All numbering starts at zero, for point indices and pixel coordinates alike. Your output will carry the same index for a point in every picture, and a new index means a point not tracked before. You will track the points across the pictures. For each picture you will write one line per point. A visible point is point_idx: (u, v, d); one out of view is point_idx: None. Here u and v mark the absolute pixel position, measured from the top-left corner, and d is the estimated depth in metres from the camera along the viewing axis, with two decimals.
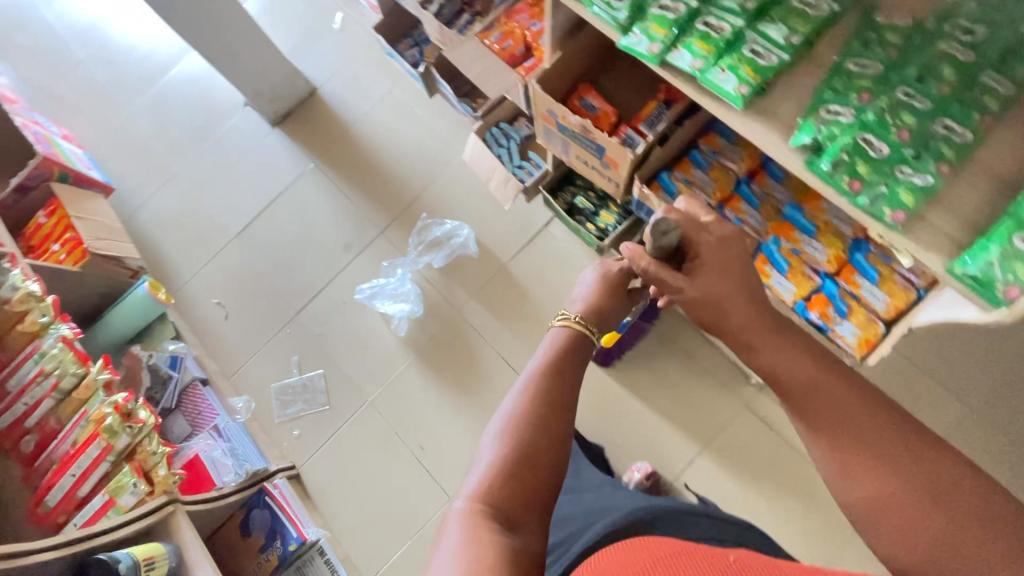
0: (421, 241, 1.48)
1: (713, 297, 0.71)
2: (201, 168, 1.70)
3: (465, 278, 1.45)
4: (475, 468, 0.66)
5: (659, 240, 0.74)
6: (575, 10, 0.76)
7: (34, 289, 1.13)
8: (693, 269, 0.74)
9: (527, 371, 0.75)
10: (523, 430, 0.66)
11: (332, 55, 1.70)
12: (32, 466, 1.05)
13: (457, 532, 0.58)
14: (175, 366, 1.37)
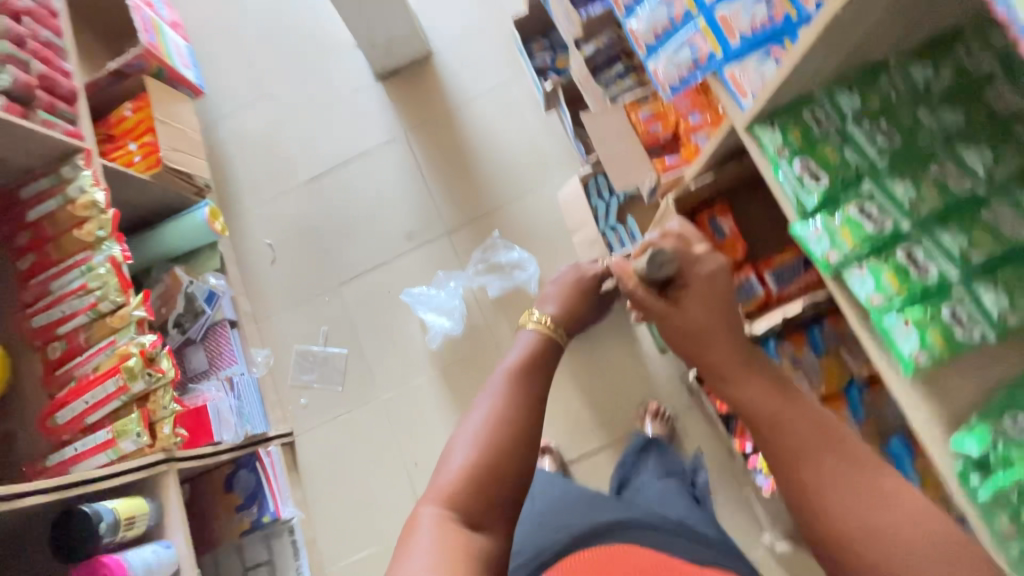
0: (484, 259, 1.41)
1: (699, 334, 0.62)
2: (294, 95, 1.62)
3: (514, 314, 1.37)
4: (443, 468, 0.57)
5: (653, 267, 0.64)
6: (760, 165, 0.71)
7: (99, 199, 1.11)
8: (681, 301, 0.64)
9: (500, 368, 0.67)
10: (503, 432, 0.59)
11: (462, 23, 1.56)
12: (53, 372, 1.07)
13: (428, 542, 0.51)
14: (212, 302, 1.35)
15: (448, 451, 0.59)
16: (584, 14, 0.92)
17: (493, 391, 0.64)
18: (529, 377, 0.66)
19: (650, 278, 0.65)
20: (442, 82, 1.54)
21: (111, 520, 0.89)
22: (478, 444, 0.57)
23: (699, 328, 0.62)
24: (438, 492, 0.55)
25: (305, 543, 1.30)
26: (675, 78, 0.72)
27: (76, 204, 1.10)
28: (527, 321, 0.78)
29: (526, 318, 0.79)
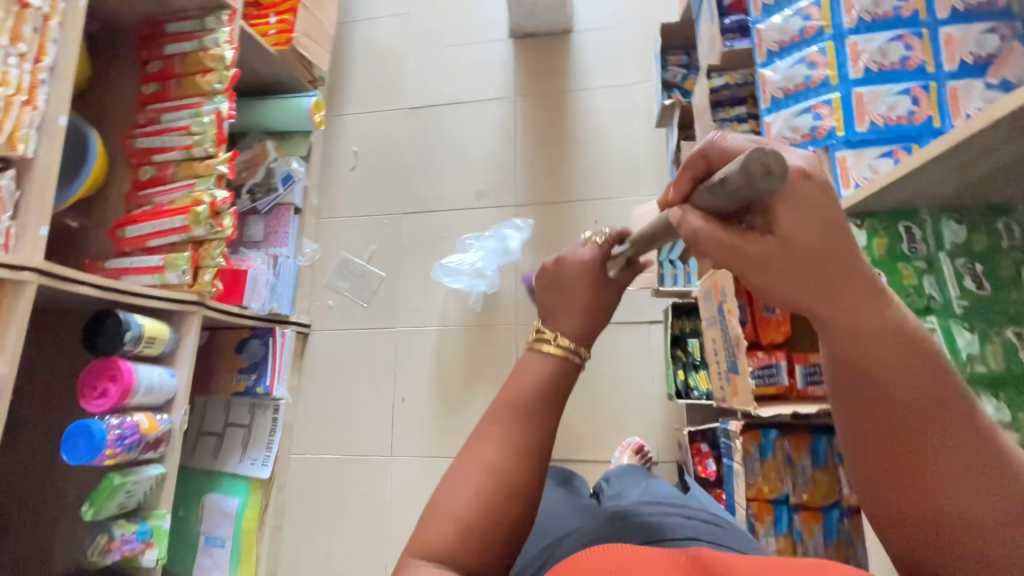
0: (507, 230, 1.44)
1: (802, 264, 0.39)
2: (430, 22, 1.65)
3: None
4: (429, 516, 0.55)
5: (749, 168, 0.38)
6: None
7: (227, 56, 1.20)
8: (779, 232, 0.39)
9: (500, 402, 0.62)
10: (503, 492, 0.55)
11: (611, 11, 1.54)
12: (136, 191, 1.18)
13: None
14: (287, 183, 1.44)
15: (434, 506, 0.55)
16: (728, 44, 0.89)
17: (492, 438, 0.58)
18: (534, 406, 0.60)
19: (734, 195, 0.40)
20: (569, 61, 1.53)
21: (136, 332, 0.99)
22: (477, 498, 0.54)
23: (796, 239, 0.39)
24: (423, 543, 0.53)
25: (284, 426, 1.41)
26: (787, 140, 0.74)
27: (207, 54, 1.20)
28: (539, 345, 0.65)
29: (536, 337, 0.67)
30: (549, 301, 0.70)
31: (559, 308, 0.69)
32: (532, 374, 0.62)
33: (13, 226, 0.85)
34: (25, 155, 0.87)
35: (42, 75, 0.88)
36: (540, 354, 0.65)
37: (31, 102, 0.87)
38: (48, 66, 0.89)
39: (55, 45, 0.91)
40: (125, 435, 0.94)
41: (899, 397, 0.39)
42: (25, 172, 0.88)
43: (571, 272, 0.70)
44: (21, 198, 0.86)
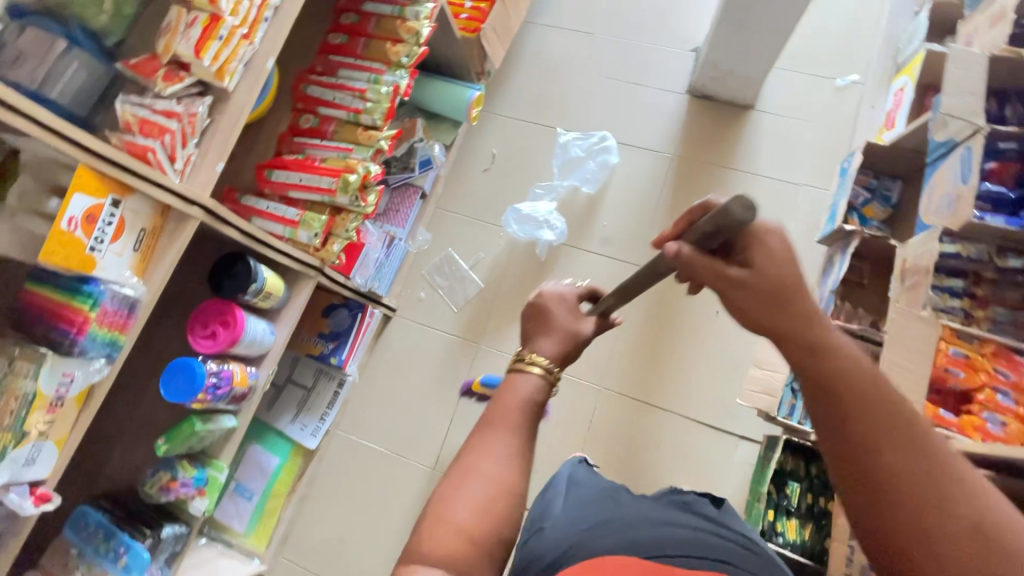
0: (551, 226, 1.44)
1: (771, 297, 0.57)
2: (610, 50, 1.58)
3: (624, 372, 1.31)
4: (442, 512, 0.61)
5: (733, 214, 0.54)
6: None
7: (422, 34, 1.16)
8: (741, 285, 0.58)
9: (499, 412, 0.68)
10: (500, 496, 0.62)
11: (803, 102, 1.44)
12: (292, 136, 1.16)
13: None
14: (423, 168, 1.39)
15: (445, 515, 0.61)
16: (976, 215, 0.80)
17: (493, 456, 0.65)
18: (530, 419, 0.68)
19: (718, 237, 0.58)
20: (741, 138, 1.45)
21: (259, 286, 0.97)
22: (475, 506, 0.61)
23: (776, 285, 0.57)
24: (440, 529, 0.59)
25: (341, 401, 1.38)
26: None
27: (404, 25, 1.16)
28: (522, 363, 0.71)
29: (517, 360, 0.72)
30: (530, 330, 0.76)
31: (541, 335, 0.74)
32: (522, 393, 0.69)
33: (193, 154, 0.82)
34: (226, 87, 0.85)
35: (267, 12, 0.86)
36: (525, 373, 0.70)
37: (249, 36, 0.85)
38: (273, 6, 0.87)
39: None
40: (219, 384, 0.92)
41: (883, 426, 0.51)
42: (219, 102, 0.85)
43: (550, 302, 0.77)
44: (208, 126, 0.84)
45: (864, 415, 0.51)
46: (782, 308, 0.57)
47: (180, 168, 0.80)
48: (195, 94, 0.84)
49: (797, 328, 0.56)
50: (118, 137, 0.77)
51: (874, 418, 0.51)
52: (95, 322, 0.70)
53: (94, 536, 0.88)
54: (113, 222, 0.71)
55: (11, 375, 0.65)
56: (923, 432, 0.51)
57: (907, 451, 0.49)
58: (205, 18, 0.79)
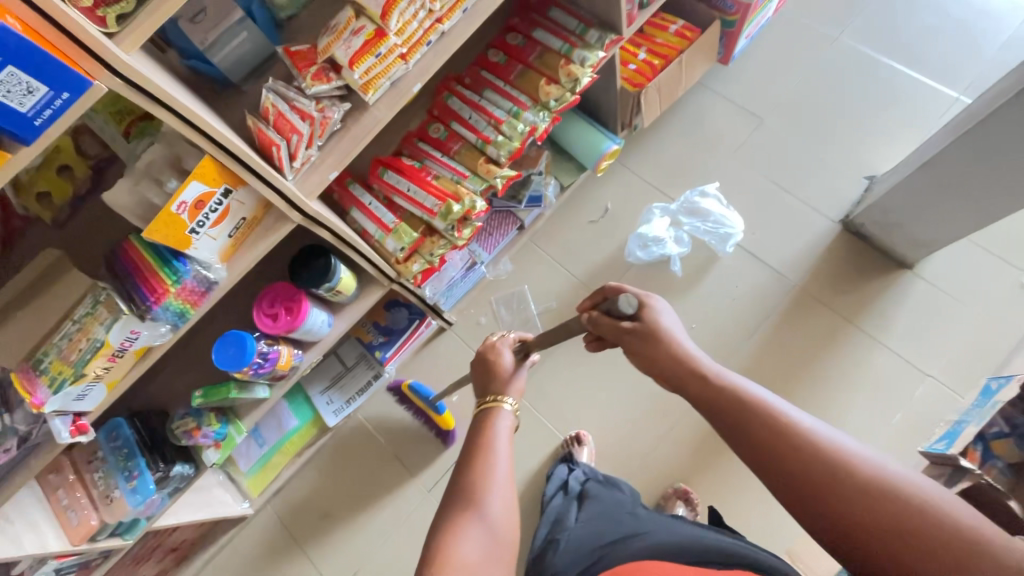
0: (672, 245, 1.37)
1: (651, 342, 0.69)
2: (774, 143, 1.42)
3: (648, 483, 1.25)
4: None
5: (619, 306, 0.71)
6: None
7: (580, 82, 1.10)
8: (632, 345, 0.71)
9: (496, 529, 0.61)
10: None
11: (970, 283, 1.24)
12: (417, 139, 1.15)
13: None
14: (530, 203, 1.34)
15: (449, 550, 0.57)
16: None
17: None
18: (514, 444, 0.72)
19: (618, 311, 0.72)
20: (879, 295, 1.27)
21: (332, 285, 0.98)
22: None
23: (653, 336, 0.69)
24: None
25: (372, 392, 1.40)
26: None
27: (566, 66, 1.10)
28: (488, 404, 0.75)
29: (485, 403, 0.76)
30: (483, 381, 0.81)
31: (488, 383, 0.79)
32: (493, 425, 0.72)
33: (314, 156, 0.83)
34: (367, 99, 0.84)
35: (432, 36, 0.84)
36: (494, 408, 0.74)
37: (406, 56, 0.83)
38: (441, 31, 0.84)
39: (461, 14, 0.85)
40: (263, 364, 0.95)
41: (789, 455, 0.56)
42: (355, 110, 0.85)
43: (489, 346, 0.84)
44: (337, 131, 0.84)
45: (780, 455, 0.56)
46: (673, 355, 0.68)
47: (296, 167, 0.81)
48: (337, 97, 0.84)
49: (713, 399, 0.63)
50: (253, 122, 0.79)
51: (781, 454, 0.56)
52: (172, 295, 0.73)
53: (119, 450, 0.96)
54: (218, 210, 0.73)
55: (91, 316, 0.71)
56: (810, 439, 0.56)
57: (813, 460, 0.54)
58: (370, 31, 0.78)
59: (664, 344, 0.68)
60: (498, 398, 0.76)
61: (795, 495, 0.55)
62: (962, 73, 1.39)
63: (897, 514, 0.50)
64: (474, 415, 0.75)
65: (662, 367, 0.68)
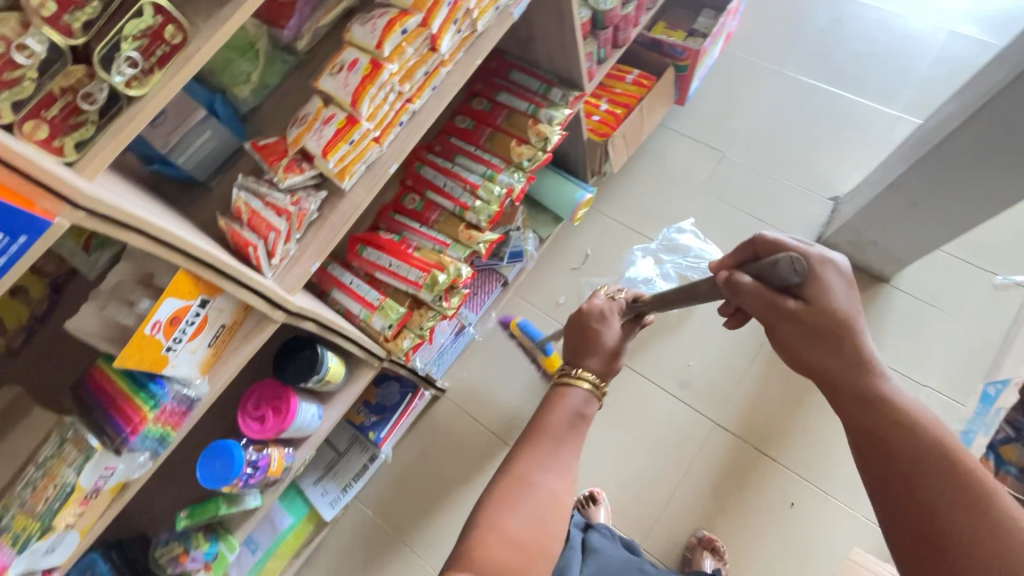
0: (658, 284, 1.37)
1: (814, 327, 0.63)
2: (739, 174, 1.46)
3: (670, 534, 1.20)
4: None
5: (781, 271, 0.64)
6: None
7: (551, 139, 1.10)
8: (784, 319, 0.65)
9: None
10: None
11: (946, 290, 1.27)
12: (393, 211, 1.13)
13: None
14: (512, 258, 1.33)
15: (495, 523, 0.60)
16: None
17: None
18: (580, 430, 0.74)
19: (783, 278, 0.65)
20: (864, 312, 1.29)
21: (321, 376, 0.93)
22: None
23: (819, 317, 0.63)
24: None
25: (370, 475, 1.32)
26: None
27: (535, 125, 1.11)
28: (569, 378, 0.77)
29: (566, 374, 0.78)
30: (577, 345, 0.82)
31: (586, 349, 0.80)
32: (565, 404, 0.74)
33: (292, 249, 0.79)
34: (343, 186, 0.81)
35: (404, 116, 0.83)
36: (572, 386, 0.76)
37: (379, 139, 0.81)
38: (412, 110, 0.84)
39: (430, 92, 0.85)
40: (253, 474, 0.88)
41: (929, 482, 0.54)
42: (332, 197, 0.82)
43: (593, 308, 0.85)
44: (315, 221, 0.81)
45: (925, 480, 0.54)
46: (832, 346, 0.63)
47: (275, 264, 0.77)
48: (312, 186, 0.81)
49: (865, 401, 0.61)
50: (226, 223, 0.75)
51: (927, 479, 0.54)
52: (151, 421, 0.68)
53: None
54: (195, 322, 0.68)
55: (57, 459, 0.64)
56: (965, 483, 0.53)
57: (955, 499, 0.52)
58: (341, 119, 0.77)
59: (827, 323, 0.63)
60: (581, 374, 0.77)
61: (919, 521, 0.53)
62: (899, 93, 1.49)
63: None
64: (551, 387, 0.77)
65: (805, 346, 0.64)
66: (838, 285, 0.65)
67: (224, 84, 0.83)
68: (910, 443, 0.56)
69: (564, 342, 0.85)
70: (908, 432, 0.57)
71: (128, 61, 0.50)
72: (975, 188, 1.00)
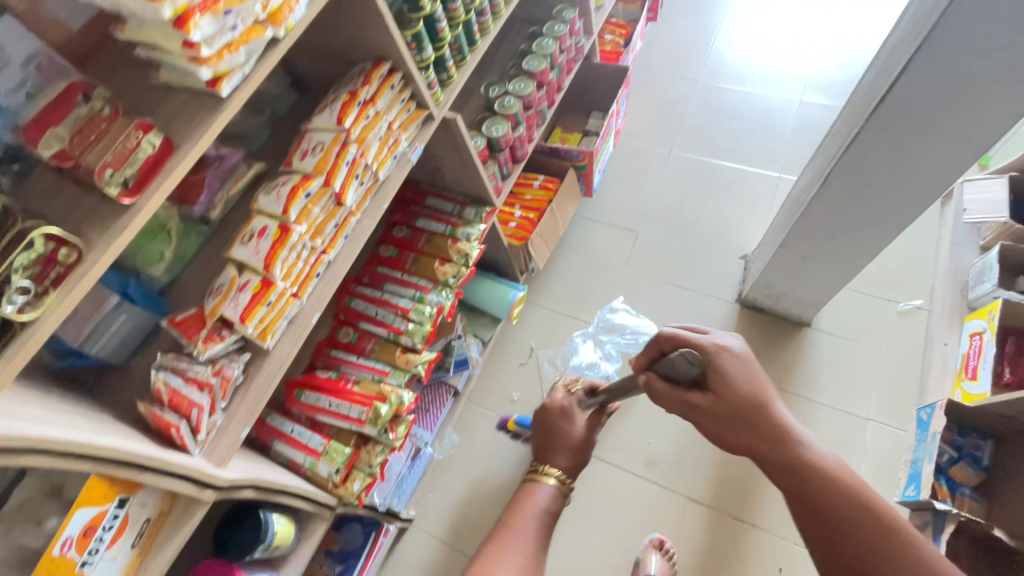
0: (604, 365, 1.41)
1: (726, 407, 0.70)
2: (656, 248, 1.57)
3: None
4: None
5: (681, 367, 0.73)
6: None
7: (471, 254, 1.17)
8: (698, 408, 0.72)
9: None
10: None
11: (861, 324, 1.37)
12: (328, 347, 1.13)
13: None
14: (458, 367, 1.34)
15: None
16: None
17: None
18: (546, 526, 0.82)
19: (682, 373, 0.74)
20: (796, 358, 1.36)
21: (268, 542, 0.88)
22: None
23: (724, 400, 0.70)
24: None
25: None
26: None
27: (454, 245, 1.17)
28: (535, 478, 0.87)
29: (538, 471, 0.88)
30: (543, 444, 0.93)
31: (550, 449, 0.91)
32: (533, 502, 0.83)
33: (219, 419, 0.77)
34: (266, 345, 0.82)
35: (320, 267, 0.86)
36: (541, 483, 0.86)
37: (297, 293, 0.84)
38: (327, 261, 0.88)
39: (342, 240, 0.90)
40: None
41: (847, 524, 0.61)
42: (256, 358, 0.83)
43: (551, 409, 0.95)
44: (240, 385, 0.80)
45: (842, 524, 0.61)
46: (743, 421, 0.69)
47: (202, 439, 0.75)
48: (234, 350, 0.81)
49: (787, 465, 0.66)
50: (145, 407, 0.73)
51: (842, 524, 0.61)
52: None
53: None
54: (113, 525, 0.64)
55: None
56: (873, 520, 0.60)
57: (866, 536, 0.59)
58: (256, 284, 0.79)
59: (737, 410, 0.70)
60: (545, 473, 0.87)
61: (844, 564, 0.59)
62: (774, 156, 1.68)
63: None
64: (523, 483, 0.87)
65: (728, 433, 0.70)
66: (738, 361, 0.72)
67: (138, 266, 0.84)
68: (824, 494, 0.63)
69: (535, 436, 0.96)
70: (823, 476, 0.64)
71: (20, 290, 0.51)
72: (851, 239, 1.11)
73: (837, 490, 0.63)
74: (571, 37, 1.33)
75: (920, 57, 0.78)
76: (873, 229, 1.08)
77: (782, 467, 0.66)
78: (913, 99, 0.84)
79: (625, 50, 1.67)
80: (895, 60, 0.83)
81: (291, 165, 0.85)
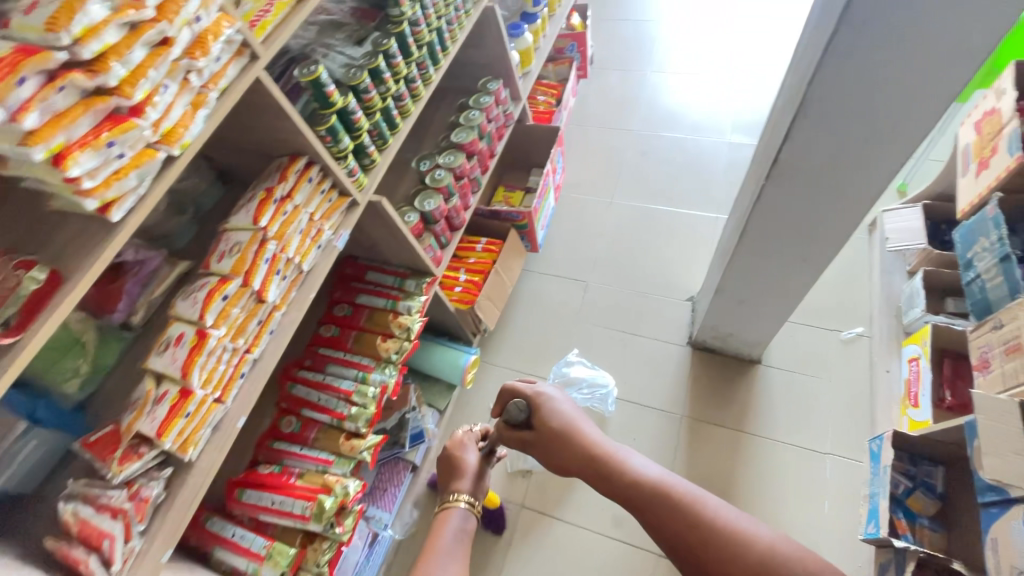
0: None
1: (551, 439, 0.86)
2: (605, 297, 1.60)
3: None
4: None
5: (513, 414, 0.90)
6: None
7: (412, 327, 1.17)
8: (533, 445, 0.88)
9: None
10: None
11: (808, 356, 1.40)
12: (271, 439, 1.09)
13: None
14: (414, 441, 1.31)
15: None
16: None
17: None
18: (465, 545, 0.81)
19: (513, 418, 0.90)
20: (751, 397, 1.37)
21: None
22: None
23: (547, 431, 0.87)
24: None
25: None
26: None
27: (396, 319, 1.17)
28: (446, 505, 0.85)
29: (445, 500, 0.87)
30: (447, 474, 0.92)
31: (454, 474, 0.91)
32: (448, 528, 0.81)
33: (137, 545, 0.72)
34: (189, 457, 0.78)
35: (244, 367, 0.85)
36: (452, 507, 0.85)
37: (221, 398, 0.82)
38: (252, 359, 0.86)
39: (268, 335, 0.89)
40: None
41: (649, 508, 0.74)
42: (179, 471, 0.79)
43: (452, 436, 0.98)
44: (161, 503, 0.76)
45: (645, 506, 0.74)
46: (563, 446, 0.85)
47: (117, 570, 0.69)
48: (154, 466, 0.77)
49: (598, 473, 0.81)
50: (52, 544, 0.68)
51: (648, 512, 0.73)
52: None
53: None
54: None
55: None
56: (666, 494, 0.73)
57: (665, 510, 0.72)
58: (174, 395, 0.76)
59: (556, 438, 0.86)
60: (455, 496, 0.86)
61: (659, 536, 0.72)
62: (711, 197, 1.75)
63: (725, 542, 0.66)
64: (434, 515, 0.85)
65: (560, 461, 0.85)
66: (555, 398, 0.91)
67: (47, 386, 0.79)
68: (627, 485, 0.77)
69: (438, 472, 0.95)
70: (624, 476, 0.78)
71: None
72: (779, 281, 1.15)
73: (638, 481, 0.76)
74: (498, 107, 1.38)
75: (799, 122, 0.81)
76: (796, 272, 1.11)
77: (597, 475, 0.81)
78: (801, 159, 0.87)
79: (558, 109, 1.74)
80: (779, 126, 0.87)
81: (209, 268, 0.84)
